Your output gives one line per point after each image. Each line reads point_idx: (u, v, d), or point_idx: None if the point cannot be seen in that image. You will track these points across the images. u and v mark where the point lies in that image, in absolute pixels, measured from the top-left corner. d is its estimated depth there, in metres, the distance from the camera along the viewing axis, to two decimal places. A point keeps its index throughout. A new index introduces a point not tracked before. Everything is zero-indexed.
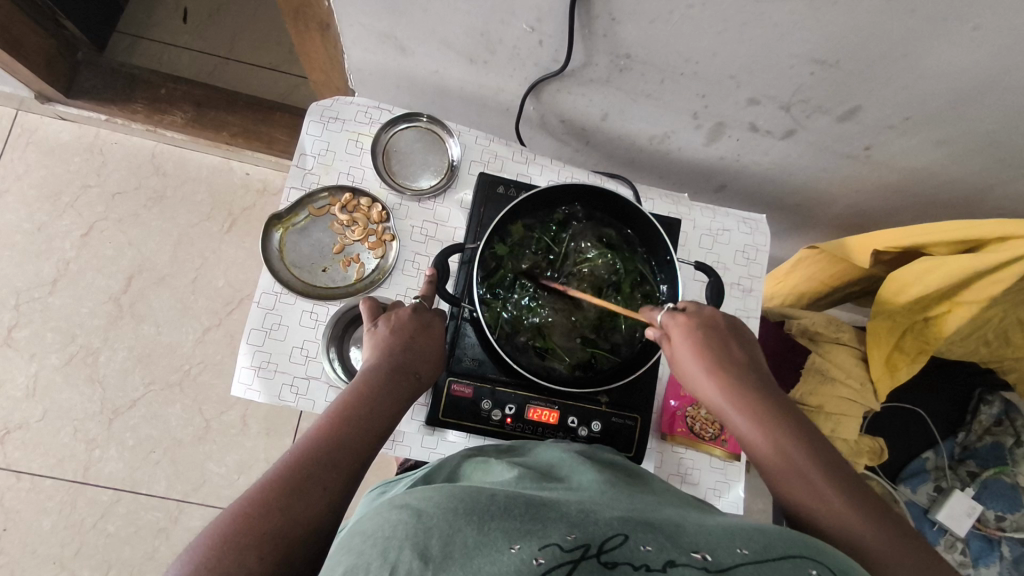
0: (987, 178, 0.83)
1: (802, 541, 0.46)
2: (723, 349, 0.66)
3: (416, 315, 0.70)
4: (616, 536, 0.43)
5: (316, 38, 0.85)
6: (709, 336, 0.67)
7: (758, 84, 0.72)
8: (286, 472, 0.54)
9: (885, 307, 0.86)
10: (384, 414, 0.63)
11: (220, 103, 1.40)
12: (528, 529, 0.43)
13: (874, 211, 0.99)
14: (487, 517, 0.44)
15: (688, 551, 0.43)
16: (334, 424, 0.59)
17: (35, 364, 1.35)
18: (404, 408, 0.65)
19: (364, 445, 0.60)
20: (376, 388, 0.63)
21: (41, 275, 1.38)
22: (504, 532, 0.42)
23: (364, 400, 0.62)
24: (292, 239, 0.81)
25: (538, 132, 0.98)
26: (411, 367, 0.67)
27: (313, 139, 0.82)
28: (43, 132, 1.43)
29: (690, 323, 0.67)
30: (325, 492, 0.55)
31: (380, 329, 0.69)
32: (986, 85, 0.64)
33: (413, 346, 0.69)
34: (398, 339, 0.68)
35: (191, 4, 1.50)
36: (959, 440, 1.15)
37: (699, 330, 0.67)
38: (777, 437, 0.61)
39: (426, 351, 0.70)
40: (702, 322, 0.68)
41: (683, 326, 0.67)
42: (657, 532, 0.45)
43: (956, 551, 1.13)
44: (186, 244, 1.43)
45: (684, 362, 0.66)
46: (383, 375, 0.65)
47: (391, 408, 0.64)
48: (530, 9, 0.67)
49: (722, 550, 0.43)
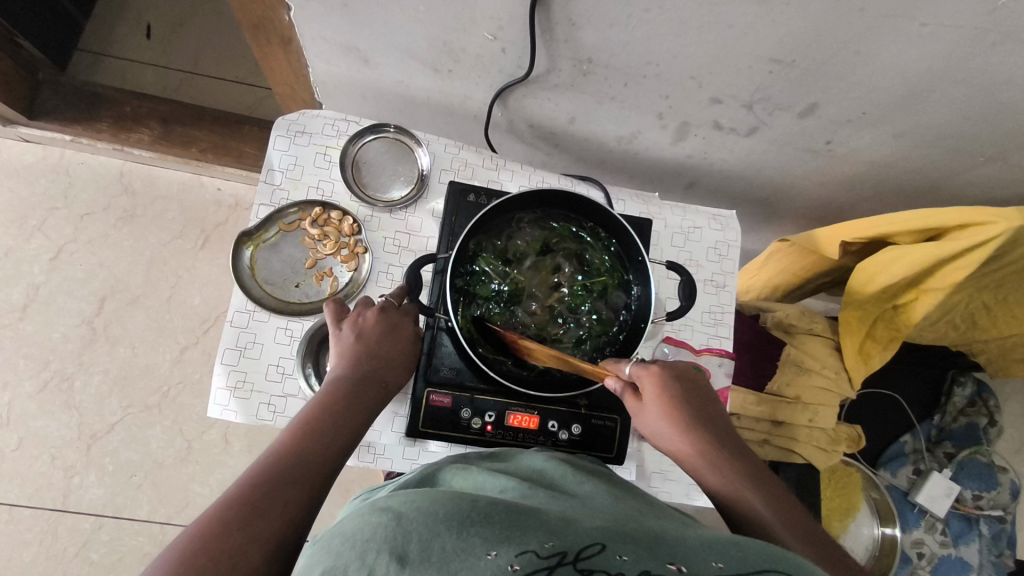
0: (945, 168, 0.84)
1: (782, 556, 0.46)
2: (693, 405, 0.67)
3: (382, 318, 0.71)
4: (595, 545, 0.43)
5: (278, 52, 0.84)
6: (680, 391, 0.68)
7: (718, 84, 0.73)
8: (251, 484, 0.53)
9: (854, 298, 0.87)
10: (351, 426, 0.63)
11: (188, 119, 1.38)
12: (506, 535, 0.43)
13: (841, 203, 1.01)
14: (467, 522, 0.44)
15: (665, 561, 0.43)
16: (299, 438, 0.58)
17: (8, 392, 1.32)
18: (370, 417, 0.65)
19: (331, 458, 0.59)
20: (342, 397, 0.64)
21: (10, 300, 1.36)
22: (482, 538, 0.42)
23: (329, 410, 0.62)
24: (263, 256, 0.80)
25: (508, 137, 0.98)
26: (377, 377, 0.68)
27: (281, 154, 0.81)
28: (5, 155, 1.40)
29: (660, 374, 0.68)
30: (288, 507, 0.52)
31: (345, 334, 0.69)
32: (939, 81, 0.66)
33: (379, 354, 0.69)
34: (364, 346, 0.68)
35: (153, 19, 1.48)
36: (935, 423, 1.17)
37: (671, 383, 0.68)
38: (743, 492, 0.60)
39: (391, 360, 0.70)
40: (675, 378, 0.69)
41: (652, 376, 0.68)
42: (636, 543, 0.45)
43: (937, 532, 1.14)
44: (159, 263, 1.41)
45: (653, 415, 0.67)
46: (351, 386, 0.65)
47: (356, 419, 0.63)
48: (490, 17, 0.67)
49: (698, 561, 0.44)
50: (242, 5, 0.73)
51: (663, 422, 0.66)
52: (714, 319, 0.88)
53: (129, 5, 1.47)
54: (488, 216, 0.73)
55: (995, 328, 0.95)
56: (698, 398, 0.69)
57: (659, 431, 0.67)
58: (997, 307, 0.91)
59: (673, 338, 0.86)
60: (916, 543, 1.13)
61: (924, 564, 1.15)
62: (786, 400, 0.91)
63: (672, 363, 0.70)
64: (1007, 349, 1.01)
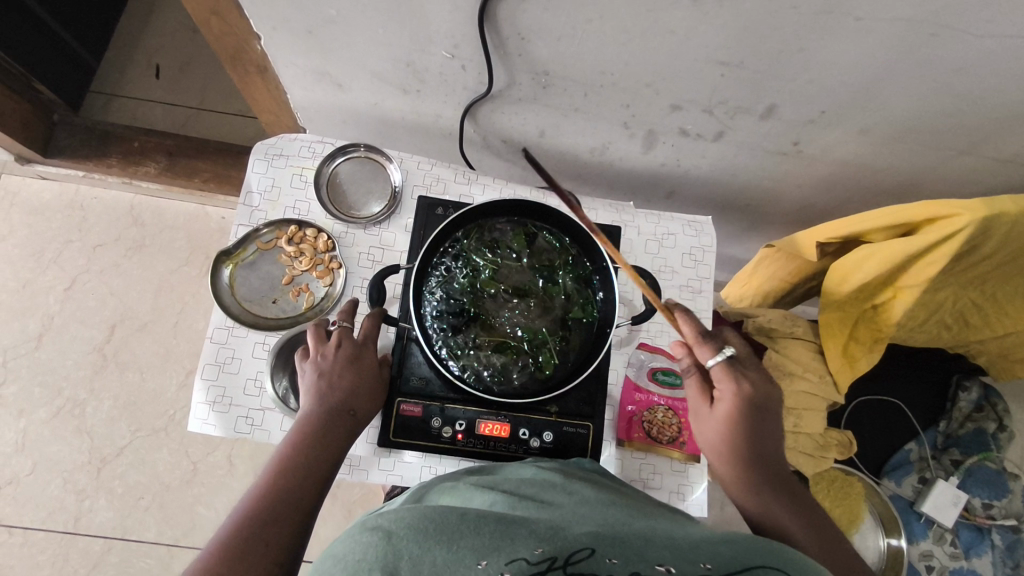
0: (918, 163, 0.84)
1: (766, 549, 0.45)
2: (758, 421, 0.64)
3: (342, 350, 0.70)
4: (582, 549, 0.43)
5: (257, 80, 0.89)
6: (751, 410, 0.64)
7: (675, 90, 0.74)
8: (231, 532, 0.54)
9: (832, 299, 0.86)
10: (324, 462, 0.62)
11: (191, 151, 1.45)
12: (496, 545, 0.44)
13: (822, 204, 1.01)
14: (457, 535, 0.44)
15: (652, 563, 0.43)
16: (275, 478, 0.59)
17: (24, 419, 1.37)
18: (344, 448, 0.65)
19: (304, 495, 0.59)
20: (314, 432, 0.64)
21: (27, 330, 1.42)
22: (473, 549, 0.43)
23: (301, 446, 0.62)
24: (242, 274, 0.83)
25: (485, 154, 1.00)
26: (344, 405, 0.67)
27: (259, 176, 0.85)
28: (25, 193, 1.48)
29: (739, 391, 0.64)
30: (269, 549, 0.54)
31: (307, 371, 0.68)
32: (889, 75, 0.66)
33: (344, 385, 0.68)
34: (327, 379, 0.67)
35: (162, 60, 1.56)
36: (941, 429, 1.14)
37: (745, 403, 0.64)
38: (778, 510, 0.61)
39: (358, 388, 0.69)
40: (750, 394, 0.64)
41: (731, 389, 0.64)
42: (624, 546, 0.44)
43: (945, 543, 1.10)
44: (167, 290, 1.47)
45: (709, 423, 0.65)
46: (317, 421, 0.65)
47: (330, 451, 0.64)
48: (444, 35, 0.70)
49: (686, 561, 0.43)
50: (216, 36, 0.78)
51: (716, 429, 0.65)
52: None
53: (139, 48, 1.56)
54: (453, 223, 0.76)
55: (989, 326, 0.91)
56: (767, 415, 0.65)
57: (707, 434, 0.66)
58: (987, 304, 0.87)
59: (648, 344, 0.85)
60: (923, 555, 1.09)
61: None
62: None
63: (755, 378, 0.65)
64: (1007, 349, 0.96)
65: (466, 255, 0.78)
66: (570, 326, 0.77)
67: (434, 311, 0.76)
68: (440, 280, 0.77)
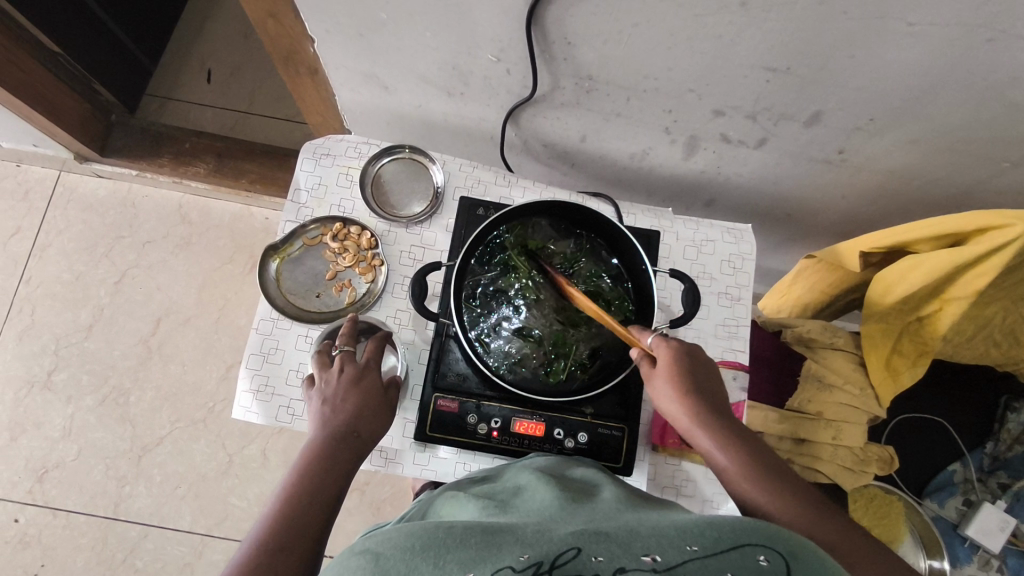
0: (968, 174, 0.82)
1: (753, 525, 0.45)
2: (705, 378, 0.66)
3: (344, 373, 0.69)
4: (568, 549, 0.43)
5: (308, 82, 0.92)
6: (692, 367, 0.66)
7: (718, 95, 0.74)
8: (242, 562, 0.53)
9: (874, 310, 0.84)
10: (332, 483, 0.61)
11: (239, 153, 1.50)
12: (482, 556, 0.43)
13: (865, 215, 0.99)
14: (443, 550, 0.44)
15: (638, 554, 0.42)
16: (282, 505, 0.58)
17: (72, 406, 1.43)
18: (351, 471, 0.64)
19: (312, 519, 0.58)
20: (319, 456, 0.62)
21: (78, 320, 1.48)
22: (459, 564, 0.43)
23: (307, 470, 0.61)
24: (288, 268, 0.85)
25: (524, 158, 1.02)
26: (348, 427, 0.66)
27: (307, 175, 0.88)
28: (82, 190, 1.55)
29: (677, 351, 0.66)
30: None
31: (313, 398, 0.68)
32: (939, 82, 0.65)
33: (349, 408, 0.67)
34: (330, 405, 0.67)
35: (213, 65, 1.63)
36: (987, 451, 1.09)
37: (685, 360, 0.66)
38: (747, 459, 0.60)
39: (363, 408, 0.68)
40: (687, 355, 0.67)
41: (670, 350, 0.66)
42: (609, 540, 0.44)
43: (992, 570, 1.06)
44: (210, 286, 1.51)
45: (659, 383, 0.66)
46: (320, 445, 0.63)
47: (337, 473, 0.62)
48: (491, 40, 0.72)
49: (671, 549, 0.43)
50: (272, 39, 0.81)
51: (670, 394, 0.65)
52: (729, 331, 0.87)
53: (193, 54, 1.63)
54: (491, 225, 0.76)
55: None
56: (707, 376, 0.67)
57: (663, 397, 0.66)
58: None
59: None
60: None
61: None
62: (808, 416, 0.88)
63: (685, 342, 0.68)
64: None
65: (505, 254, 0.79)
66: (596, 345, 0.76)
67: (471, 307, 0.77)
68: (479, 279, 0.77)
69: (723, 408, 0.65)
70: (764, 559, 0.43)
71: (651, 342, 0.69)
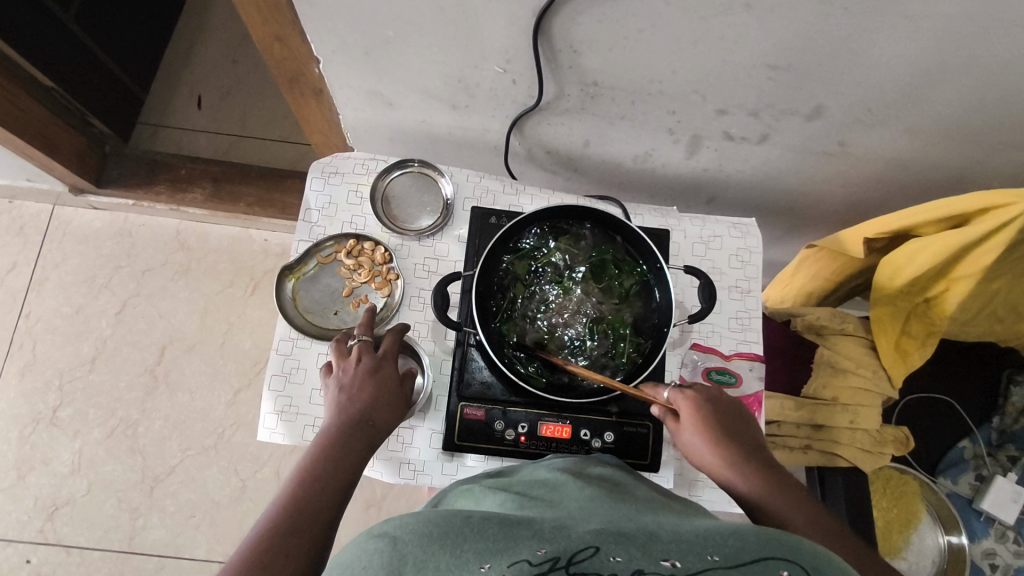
0: (963, 158, 0.84)
1: (779, 539, 0.44)
2: (728, 416, 0.68)
3: (361, 363, 0.70)
4: (587, 548, 0.42)
5: (312, 103, 0.93)
6: (717, 414, 0.68)
7: (721, 95, 0.76)
8: (255, 542, 0.54)
9: (883, 294, 0.87)
10: (345, 470, 0.62)
11: (236, 177, 1.50)
12: (499, 547, 0.43)
13: (864, 203, 1.02)
14: (461, 539, 0.43)
15: (657, 558, 0.42)
16: (295, 489, 0.59)
17: (79, 441, 1.41)
18: (365, 459, 0.64)
19: (324, 504, 0.59)
20: (334, 443, 0.63)
21: (81, 354, 1.46)
22: (476, 553, 0.42)
23: (321, 457, 0.62)
24: (304, 287, 0.86)
25: (528, 166, 1.03)
26: (363, 416, 0.66)
27: (317, 194, 0.88)
28: (77, 222, 1.54)
29: (699, 398, 0.68)
30: (290, 560, 0.54)
31: (330, 387, 0.69)
32: (936, 72, 0.67)
33: (365, 398, 0.67)
34: (346, 393, 0.67)
35: (203, 91, 1.63)
36: (994, 426, 1.12)
37: (709, 407, 0.68)
38: (777, 495, 0.61)
39: (377, 398, 0.68)
40: (710, 401, 0.69)
41: (691, 397, 0.68)
42: (628, 541, 0.43)
43: (1009, 541, 1.09)
44: (213, 311, 1.51)
45: (688, 433, 0.67)
46: (334, 433, 0.64)
47: (351, 461, 0.63)
48: (499, 52, 0.73)
49: (691, 555, 0.42)
50: (278, 61, 0.82)
51: (700, 442, 0.66)
52: (742, 324, 0.88)
53: (182, 80, 1.63)
54: (513, 230, 0.78)
55: None
56: (734, 421, 0.68)
57: (694, 446, 0.67)
58: None
59: (700, 344, 0.86)
60: (987, 554, 1.08)
61: None
62: (823, 402, 0.90)
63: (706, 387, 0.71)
64: None
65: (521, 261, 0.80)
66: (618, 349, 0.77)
67: (492, 314, 0.78)
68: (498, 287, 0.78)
69: (755, 453, 0.66)
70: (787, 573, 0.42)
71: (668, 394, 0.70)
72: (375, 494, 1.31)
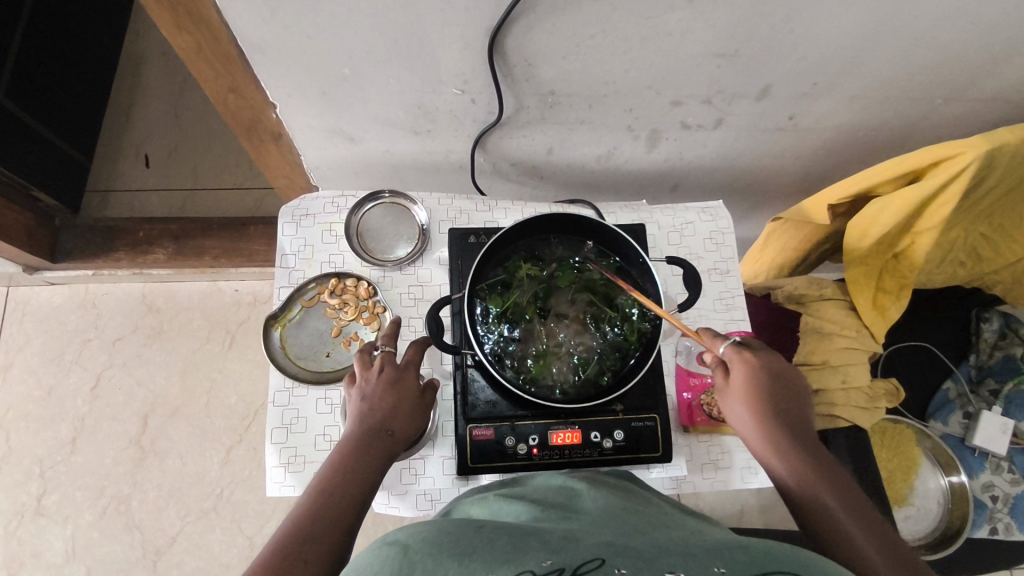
0: (906, 116, 0.89)
1: (793, 553, 0.43)
2: (783, 395, 0.66)
3: (385, 372, 0.68)
4: (593, 559, 0.41)
5: (271, 148, 0.92)
6: (772, 384, 0.66)
7: (675, 87, 0.78)
8: (276, 544, 0.52)
9: (855, 255, 0.91)
10: (365, 479, 0.60)
11: (196, 231, 1.46)
12: (505, 558, 0.42)
13: (820, 171, 1.06)
14: (469, 551, 0.43)
15: (662, 572, 0.41)
16: (317, 494, 0.57)
17: (71, 527, 1.35)
18: (383, 470, 0.63)
19: (343, 512, 0.57)
20: (354, 450, 0.61)
21: (59, 437, 1.41)
22: (482, 563, 0.41)
23: (341, 462, 0.60)
24: (292, 334, 0.85)
25: (494, 180, 1.04)
26: (382, 426, 0.64)
27: (290, 239, 0.88)
28: (36, 301, 1.49)
29: (755, 367, 0.66)
30: (309, 565, 0.52)
31: (353, 395, 0.67)
32: (872, 39, 0.71)
33: (387, 406, 0.66)
34: (369, 401, 0.66)
35: (149, 149, 1.59)
36: (972, 363, 1.17)
37: (765, 375, 0.66)
38: (819, 481, 0.60)
39: (398, 408, 0.66)
40: (768, 368, 0.67)
41: (747, 366, 0.66)
42: (635, 555, 0.42)
43: (1004, 471, 1.16)
44: (192, 371, 1.47)
45: (733, 399, 0.66)
46: (354, 442, 0.62)
47: (371, 469, 0.61)
48: (455, 74, 0.74)
49: (699, 568, 0.41)
50: (233, 112, 0.81)
51: (745, 411, 0.65)
52: (727, 304, 0.90)
53: (126, 141, 1.59)
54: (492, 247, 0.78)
55: (1000, 256, 0.94)
56: (788, 394, 0.66)
57: (738, 415, 0.66)
58: (997, 236, 0.91)
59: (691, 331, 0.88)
60: (986, 487, 1.15)
61: (1002, 507, 1.14)
62: (814, 367, 0.93)
63: (767, 354, 0.68)
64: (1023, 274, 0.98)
65: (507, 275, 0.80)
66: (598, 358, 0.78)
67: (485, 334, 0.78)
68: (486, 304, 0.79)
69: (803, 432, 0.64)
70: None
71: (724, 351, 0.69)
72: (388, 530, 1.29)
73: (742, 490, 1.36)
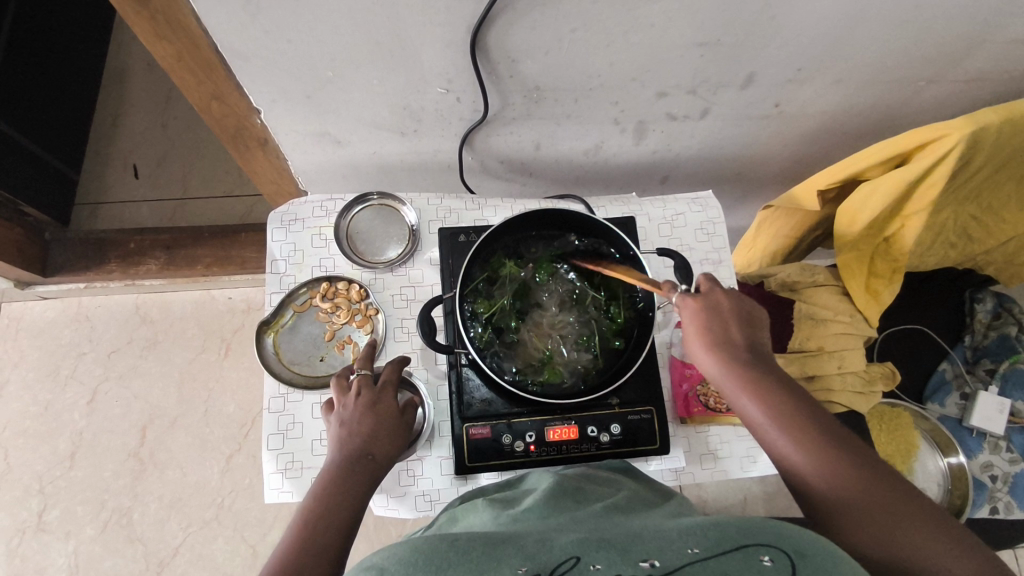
0: (892, 99, 0.89)
1: (761, 526, 0.45)
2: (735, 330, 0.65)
3: (360, 398, 0.67)
4: (568, 559, 0.42)
5: (258, 153, 0.91)
6: (723, 323, 0.65)
7: (659, 78, 0.78)
8: None
9: (846, 240, 0.91)
10: (347, 507, 0.60)
11: (188, 240, 1.46)
12: (482, 569, 0.42)
13: (809, 157, 1.06)
14: (446, 565, 0.43)
15: (636, 560, 0.42)
16: (299, 531, 0.57)
17: (73, 541, 1.34)
18: (367, 494, 0.62)
19: (328, 543, 0.56)
20: (334, 480, 0.61)
21: (58, 451, 1.40)
22: None
23: (322, 493, 0.60)
24: (285, 340, 0.85)
25: (483, 178, 1.04)
26: (363, 449, 0.64)
27: (280, 244, 0.87)
28: (29, 316, 1.48)
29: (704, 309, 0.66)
30: None
31: (331, 423, 0.66)
32: (854, 22, 0.71)
33: (366, 431, 0.65)
34: (347, 428, 0.65)
35: (138, 159, 1.58)
36: (968, 344, 1.18)
37: (714, 316, 0.65)
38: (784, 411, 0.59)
39: (377, 430, 0.66)
40: (717, 308, 0.66)
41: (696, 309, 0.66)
42: (609, 547, 0.43)
43: (1002, 450, 1.16)
44: (189, 381, 1.46)
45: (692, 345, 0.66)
46: (334, 470, 0.62)
47: (354, 496, 0.61)
48: (439, 73, 0.74)
49: (671, 553, 0.42)
50: (217, 120, 0.81)
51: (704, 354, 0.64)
52: None
53: (114, 153, 1.58)
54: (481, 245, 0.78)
55: (991, 237, 0.93)
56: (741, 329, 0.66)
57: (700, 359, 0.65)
58: (986, 216, 0.90)
59: None
60: (985, 466, 1.15)
61: (1001, 487, 1.14)
62: (810, 353, 0.92)
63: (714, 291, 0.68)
64: (1013, 253, 0.98)
65: (496, 273, 0.80)
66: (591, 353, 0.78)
67: (476, 333, 0.77)
68: (476, 304, 0.78)
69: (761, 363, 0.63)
70: (767, 557, 0.41)
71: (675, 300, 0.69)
72: (391, 533, 1.29)
73: (743, 479, 1.36)
